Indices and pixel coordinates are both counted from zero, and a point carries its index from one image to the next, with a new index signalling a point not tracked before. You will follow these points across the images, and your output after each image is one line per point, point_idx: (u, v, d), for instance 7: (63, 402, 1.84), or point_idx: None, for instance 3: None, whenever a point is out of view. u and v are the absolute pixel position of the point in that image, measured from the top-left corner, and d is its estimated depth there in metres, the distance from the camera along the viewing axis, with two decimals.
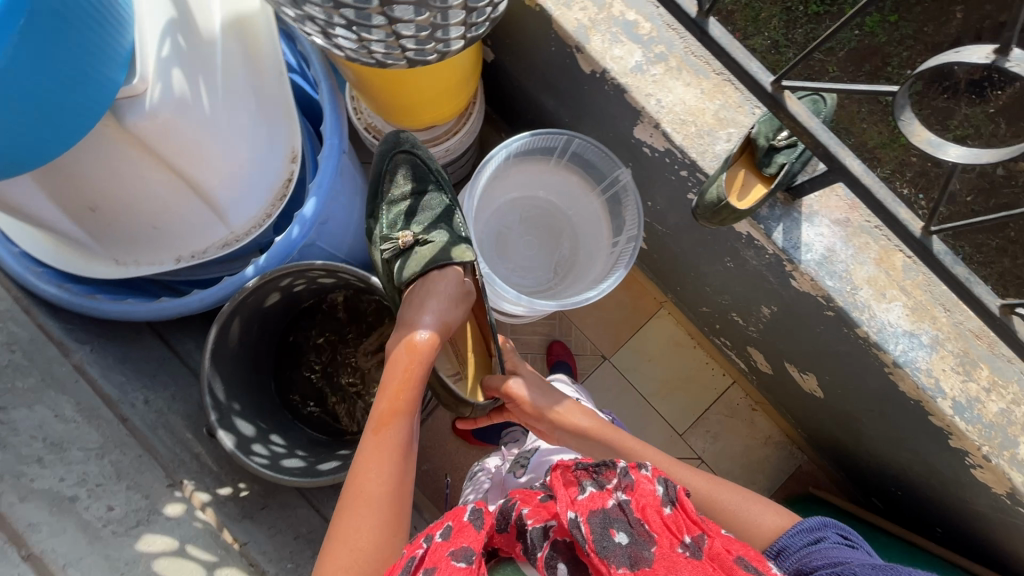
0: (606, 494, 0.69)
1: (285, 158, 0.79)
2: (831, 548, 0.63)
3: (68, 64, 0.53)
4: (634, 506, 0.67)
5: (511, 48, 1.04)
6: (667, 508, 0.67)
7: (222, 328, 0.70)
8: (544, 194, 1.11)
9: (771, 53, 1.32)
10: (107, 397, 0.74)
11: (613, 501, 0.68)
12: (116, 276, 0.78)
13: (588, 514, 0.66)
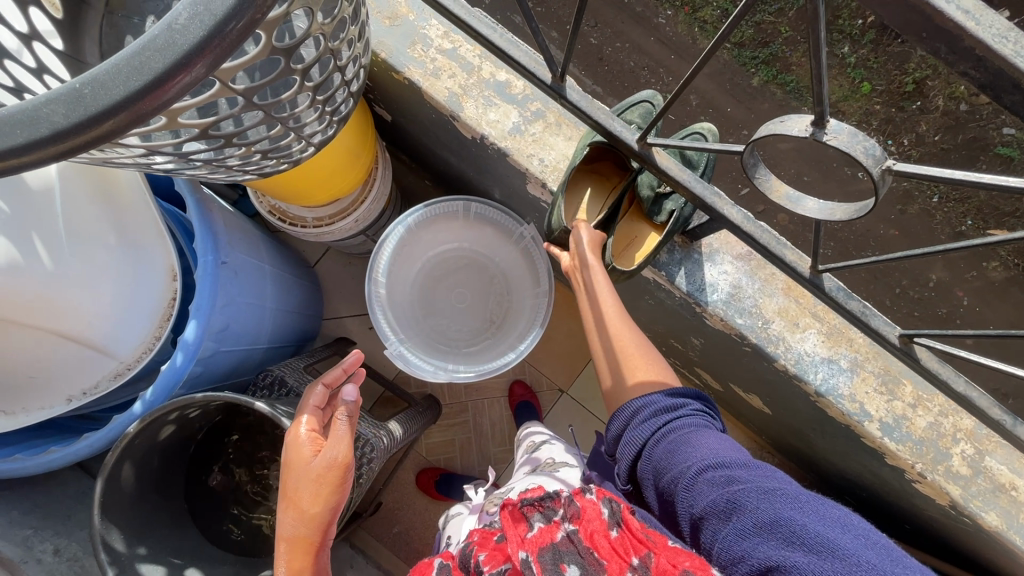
0: (555, 526, 0.52)
1: (165, 279, 0.76)
2: (691, 423, 0.63)
3: None
4: (584, 534, 0.51)
5: (401, 112, 1.01)
6: (613, 531, 0.52)
7: (111, 478, 0.67)
8: (465, 248, 1.09)
9: (722, 19, 1.50)
10: (9, 559, 0.72)
11: (562, 531, 0.52)
12: (8, 427, 0.74)
13: (539, 552, 0.49)
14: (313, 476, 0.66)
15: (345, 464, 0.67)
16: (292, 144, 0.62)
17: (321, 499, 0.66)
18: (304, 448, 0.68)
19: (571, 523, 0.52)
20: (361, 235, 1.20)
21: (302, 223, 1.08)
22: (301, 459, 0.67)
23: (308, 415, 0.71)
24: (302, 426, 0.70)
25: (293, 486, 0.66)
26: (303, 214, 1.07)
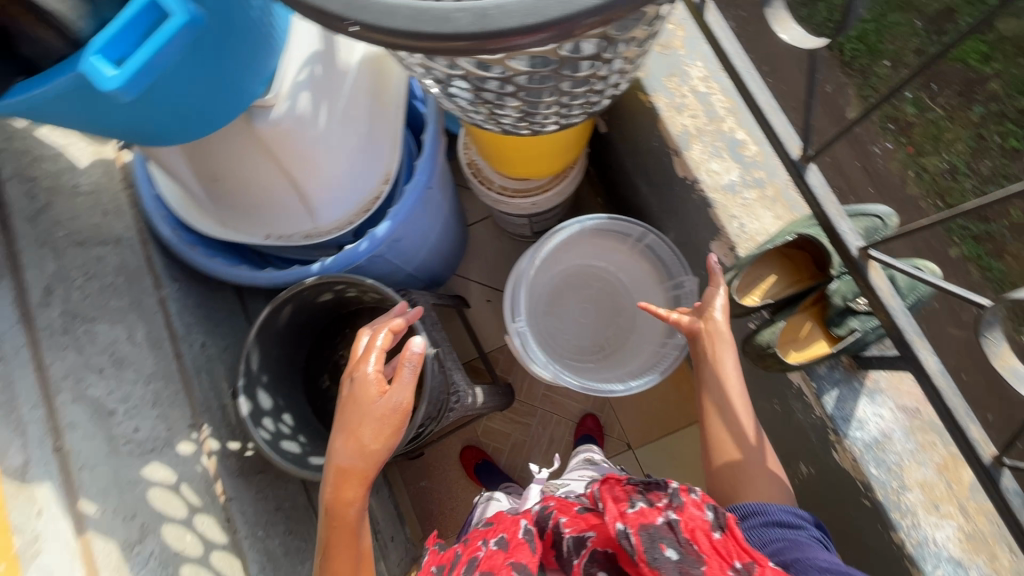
0: (657, 510, 0.51)
1: (378, 179, 0.87)
2: (807, 535, 0.61)
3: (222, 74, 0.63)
4: (686, 524, 0.50)
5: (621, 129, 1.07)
6: (716, 532, 0.49)
7: (274, 310, 0.80)
8: (609, 270, 1.11)
9: (946, 178, 1.26)
10: (173, 333, 0.85)
11: (663, 517, 0.51)
12: (216, 235, 0.89)
13: (638, 528, 0.49)
14: (377, 414, 0.73)
15: (405, 408, 0.74)
16: (546, 116, 0.68)
17: (381, 438, 0.73)
18: (368, 387, 0.74)
19: (674, 510, 0.51)
20: (527, 219, 1.27)
21: (488, 184, 1.18)
22: (367, 396, 0.73)
23: (374, 355, 0.76)
24: (369, 366, 0.75)
25: (356, 419, 0.73)
26: (494, 176, 1.16)
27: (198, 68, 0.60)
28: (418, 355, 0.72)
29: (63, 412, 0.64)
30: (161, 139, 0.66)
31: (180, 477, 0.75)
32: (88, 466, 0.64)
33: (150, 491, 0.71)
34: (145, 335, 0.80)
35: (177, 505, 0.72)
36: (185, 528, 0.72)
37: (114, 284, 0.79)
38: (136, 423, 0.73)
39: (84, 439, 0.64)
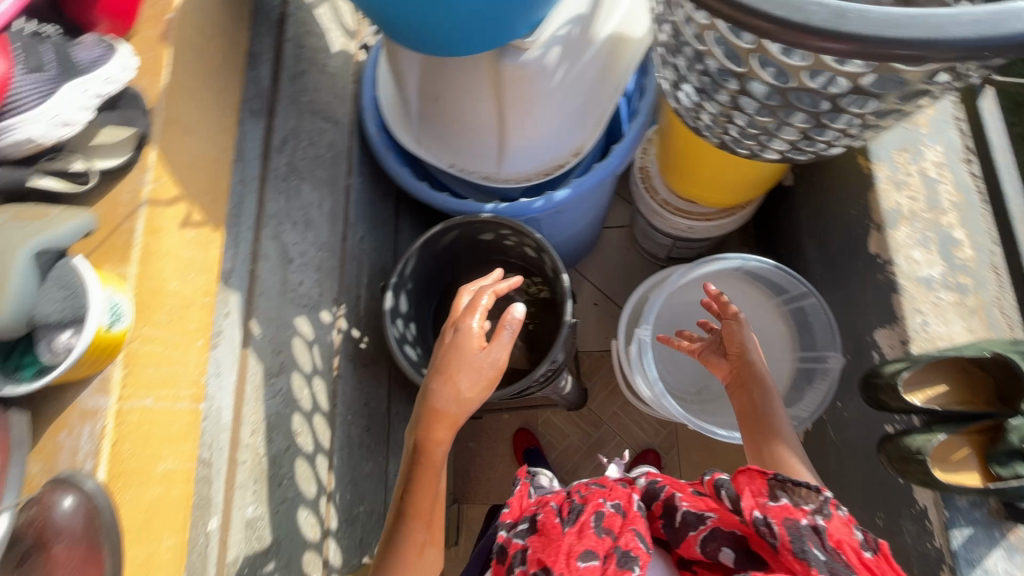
0: (802, 511, 0.51)
1: (569, 149, 0.91)
2: None
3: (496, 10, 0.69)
4: (833, 534, 0.49)
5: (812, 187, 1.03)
6: (863, 550, 0.48)
7: (442, 231, 0.86)
8: (738, 317, 1.07)
9: None
10: (347, 217, 0.94)
11: (808, 519, 0.50)
12: (408, 148, 0.97)
13: (782, 520, 0.51)
14: (476, 367, 0.71)
15: (499, 368, 0.72)
16: (779, 141, 0.65)
17: (477, 389, 0.72)
18: (470, 340, 0.72)
19: (822, 516, 0.50)
20: (672, 242, 1.26)
21: (652, 194, 1.19)
22: (465, 350, 0.72)
23: (477, 311, 0.74)
24: (472, 321, 0.73)
25: (455, 367, 0.71)
26: (661, 189, 1.17)
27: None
28: (517, 321, 0.72)
29: (263, 243, 0.71)
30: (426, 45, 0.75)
31: (315, 340, 0.81)
32: (263, 296, 0.71)
33: (295, 340, 0.77)
34: (331, 209, 0.88)
35: (305, 362, 0.79)
36: (306, 383, 0.78)
37: (326, 156, 0.87)
38: (302, 277, 0.79)
39: (271, 272, 0.72)
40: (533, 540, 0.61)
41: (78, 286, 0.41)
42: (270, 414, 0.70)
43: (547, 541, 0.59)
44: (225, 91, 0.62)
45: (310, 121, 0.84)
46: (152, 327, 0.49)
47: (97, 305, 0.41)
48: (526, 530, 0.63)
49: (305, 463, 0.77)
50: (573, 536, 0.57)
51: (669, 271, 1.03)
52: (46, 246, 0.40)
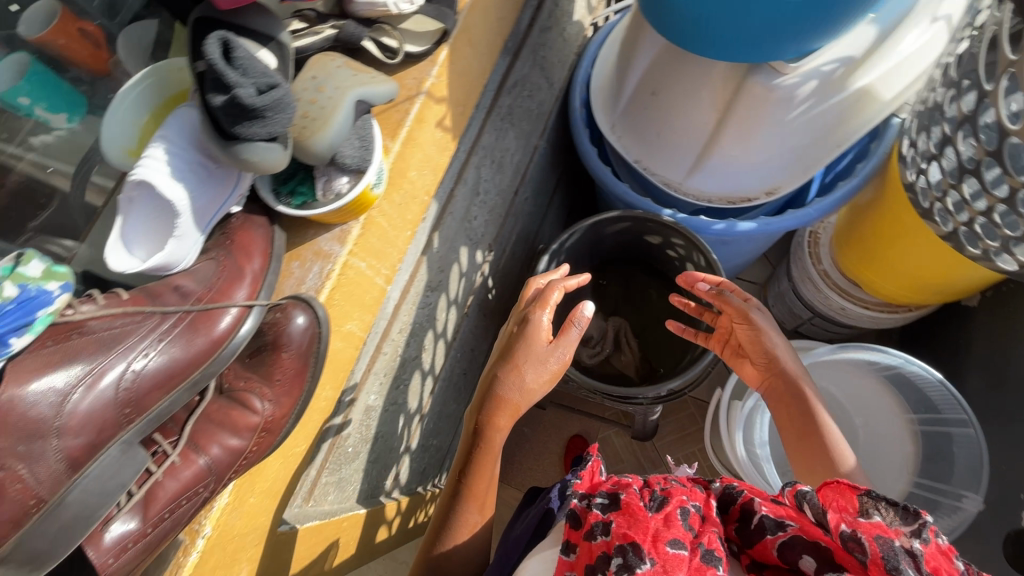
0: (899, 533, 0.37)
1: (763, 187, 0.91)
2: None
3: (773, 29, 0.67)
4: (931, 562, 0.36)
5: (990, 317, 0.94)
6: None
7: (617, 218, 0.87)
8: (851, 414, 0.97)
9: None
10: (525, 175, 0.97)
11: (908, 542, 0.37)
12: (601, 130, 0.98)
13: (873, 536, 0.37)
14: (543, 359, 0.64)
15: (563, 367, 0.65)
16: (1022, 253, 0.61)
17: (543, 383, 0.64)
18: (539, 332, 0.65)
19: (920, 540, 0.37)
20: (806, 317, 1.19)
21: (813, 260, 1.11)
22: (534, 340, 0.65)
23: (551, 301, 0.67)
24: (545, 313, 0.66)
25: (522, 357, 0.64)
26: (825, 259, 1.10)
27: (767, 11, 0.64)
28: (588, 320, 0.66)
29: (469, 168, 0.75)
30: (680, 36, 0.75)
31: (465, 273, 0.85)
32: (451, 214, 0.74)
33: (455, 265, 0.81)
34: (518, 161, 0.91)
35: (453, 289, 0.82)
36: (446, 307, 0.82)
37: (534, 113, 0.90)
38: (477, 213, 0.83)
39: (463, 195, 0.75)
40: (615, 515, 0.47)
41: (371, 139, 0.45)
42: (416, 322, 0.74)
43: (633, 518, 0.45)
44: (502, 20, 0.65)
45: (536, 74, 0.86)
46: (390, 203, 0.53)
47: (377, 159, 0.45)
48: (605, 504, 0.50)
49: (419, 378, 0.80)
50: (659, 522, 0.44)
51: (817, 344, 0.96)
52: (365, 98, 0.43)
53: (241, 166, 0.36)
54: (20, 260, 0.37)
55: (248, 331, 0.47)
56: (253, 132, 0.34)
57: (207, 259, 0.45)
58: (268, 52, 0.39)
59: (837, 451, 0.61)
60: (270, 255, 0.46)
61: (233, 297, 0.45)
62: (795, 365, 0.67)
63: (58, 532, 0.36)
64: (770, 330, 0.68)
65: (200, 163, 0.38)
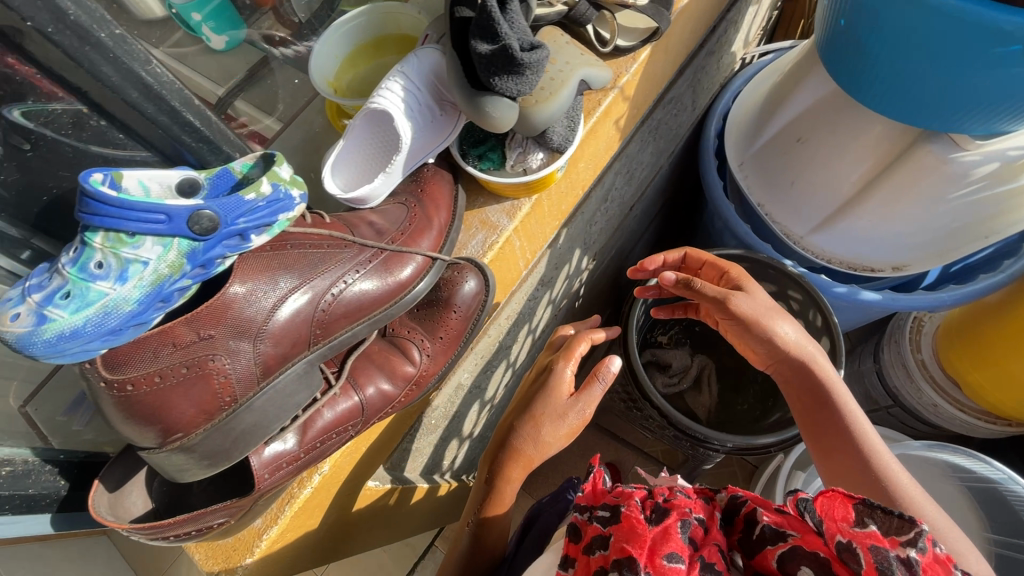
0: (896, 542, 0.36)
1: (892, 261, 0.87)
2: None
3: (970, 103, 0.62)
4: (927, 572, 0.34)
5: None
6: None
7: (734, 257, 0.84)
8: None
9: None
10: (644, 192, 0.94)
11: (904, 554, 0.35)
12: (729, 165, 0.96)
13: (868, 549, 0.36)
14: (562, 414, 0.59)
15: (584, 424, 0.61)
16: None
17: (558, 442, 0.59)
18: (562, 385, 0.60)
19: (917, 550, 0.35)
20: (885, 406, 1.12)
21: (912, 347, 1.04)
22: (556, 398, 0.59)
23: (575, 355, 0.62)
24: (568, 368, 0.61)
25: (540, 408, 0.59)
26: (927, 348, 1.02)
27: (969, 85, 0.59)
28: (614, 376, 0.60)
29: (609, 173, 0.73)
30: (856, 87, 0.71)
31: (570, 274, 0.83)
32: (580, 214, 0.73)
33: (565, 265, 0.79)
34: (644, 177, 0.89)
35: (556, 287, 0.81)
36: (546, 305, 0.80)
37: (674, 132, 0.88)
38: (598, 218, 0.82)
39: (596, 197, 0.74)
40: (614, 528, 0.44)
41: (577, 120, 0.44)
42: (521, 312, 0.72)
43: (632, 530, 0.43)
44: (691, 34, 0.63)
45: (687, 96, 0.84)
46: (557, 189, 0.52)
47: (576, 143, 0.45)
48: (607, 517, 0.47)
49: (502, 368, 0.79)
50: (657, 533, 0.42)
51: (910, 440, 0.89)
52: (587, 79, 0.42)
53: (479, 119, 0.35)
54: (275, 159, 0.38)
55: (425, 286, 0.45)
56: (506, 87, 0.34)
57: (399, 205, 0.45)
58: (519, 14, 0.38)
59: (864, 440, 0.53)
60: (453, 211, 0.47)
61: (419, 245, 0.45)
62: (794, 342, 0.58)
63: (237, 436, 0.38)
64: (756, 309, 0.58)
65: (429, 106, 0.38)
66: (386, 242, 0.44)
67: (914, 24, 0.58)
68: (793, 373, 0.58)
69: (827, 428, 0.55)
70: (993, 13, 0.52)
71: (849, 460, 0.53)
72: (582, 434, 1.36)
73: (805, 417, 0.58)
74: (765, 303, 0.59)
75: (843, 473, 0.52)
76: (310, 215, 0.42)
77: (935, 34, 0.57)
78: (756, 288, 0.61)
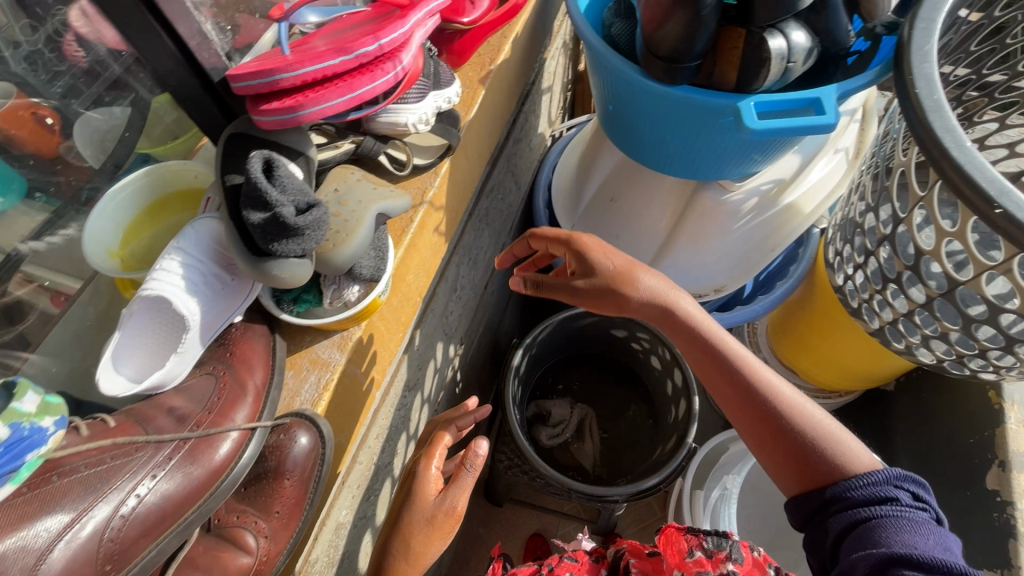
0: (716, 560, 0.55)
1: (712, 285, 0.99)
2: (906, 514, 0.44)
3: (725, 157, 0.73)
4: None
5: (912, 401, 1.02)
6: None
7: (585, 313, 0.90)
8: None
9: None
10: (493, 270, 0.99)
11: (724, 567, 0.55)
12: (563, 228, 1.04)
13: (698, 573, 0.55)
14: (431, 515, 0.58)
15: (459, 518, 0.59)
16: (928, 350, 0.72)
17: (432, 545, 0.58)
18: (428, 486, 0.61)
19: (733, 561, 0.55)
20: None
21: (753, 348, 1.18)
22: (423, 495, 0.60)
23: (438, 449, 0.63)
24: (432, 464, 0.63)
25: (408, 522, 0.58)
26: (764, 346, 1.16)
27: (718, 146, 0.70)
28: (481, 458, 0.60)
29: (450, 266, 0.75)
30: (640, 151, 0.81)
31: (438, 368, 0.83)
32: (431, 311, 0.73)
33: (430, 361, 0.78)
34: (488, 259, 0.93)
35: (427, 386, 0.79)
36: (419, 407, 0.78)
37: (504, 213, 0.95)
38: (452, 308, 0.83)
39: (443, 292, 0.75)
40: None
41: (385, 251, 0.45)
42: (392, 425, 0.69)
43: None
44: (489, 136, 0.69)
45: (507, 180, 0.91)
46: (390, 307, 0.53)
47: (389, 270, 0.46)
48: None
49: (389, 486, 0.74)
50: None
51: None
52: (385, 211, 0.44)
53: (268, 282, 0.35)
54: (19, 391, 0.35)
55: (249, 458, 0.42)
56: (288, 250, 0.34)
57: (205, 374, 0.42)
58: (297, 167, 0.39)
59: (745, 367, 0.57)
60: (270, 367, 0.43)
61: (232, 419, 0.41)
62: (656, 295, 0.60)
63: None
64: (611, 276, 0.60)
65: (217, 274, 0.36)
66: (190, 428, 0.40)
67: (655, 103, 0.67)
68: (666, 316, 0.61)
69: (708, 360, 0.59)
70: (710, 98, 0.60)
71: (739, 391, 0.56)
72: (499, 511, 1.31)
73: (690, 353, 0.60)
74: (619, 264, 0.61)
75: (737, 404, 0.56)
76: (90, 423, 0.39)
77: (673, 111, 0.66)
78: (601, 257, 0.62)
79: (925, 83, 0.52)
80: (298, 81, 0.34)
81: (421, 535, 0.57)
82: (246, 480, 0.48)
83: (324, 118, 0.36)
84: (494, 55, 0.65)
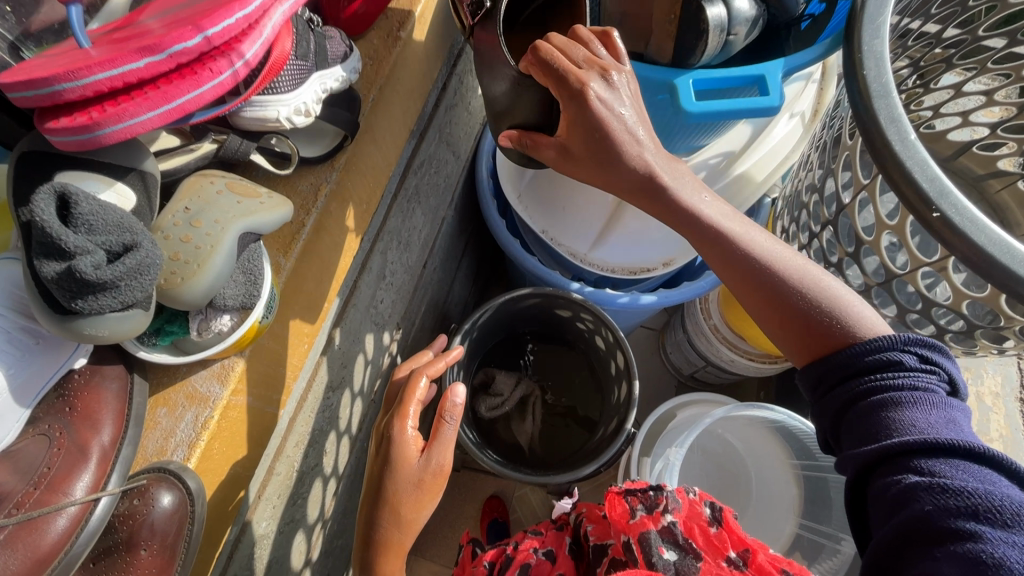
0: (656, 516, 0.49)
1: (660, 260, 0.94)
2: (915, 383, 0.35)
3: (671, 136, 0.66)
4: (685, 522, 0.49)
5: None
6: (712, 527, 0.48)
7: (526, 295, 0.86)
8: (746, 462, 0.97)
9: None
10: (433, 247, 0.92)
11: (663, 519, 0.49)
12: (507, 200, 0.96)
13: (638, 536, 0.48)
14: (416, 480, 0.50)
15: (448, 475, 0.52)
16: None
17: (422, 510, 0.50)
18: (407, 448, 0.51)
19: (673, 511, 0.50)
20: (700, 368, 1.24)
21: (705, 316, 1.15)
22: (402, 460, 0.50)
23: (412, 405, 0.53)
24: (410, 420, 0.52)
25: (388, 492, 0.49)
26: (715, 314, 1.12)
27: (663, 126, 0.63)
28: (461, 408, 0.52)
29: (374, 256, 0.69)
30: None
31: (372, 359, 0.78)
32: (356, 305, 0.68)
33: (361, 355, 0.73)
34: (425, 237, 0.86)
35: (358, 378, 0.75)
36: (350, 401, 0.74)
37: (441, 186, 0.88)
38: (383, 295, 0.77)
39: (368, 284, 0.69)
40: None
41: (258, 273, 0.40)
42: (315, 429, 0.65)
43: None
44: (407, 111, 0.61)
45: (442, 151, 0.83)
46: (282, 322, 0.47)
47: (264, 293, 0.40)
48: None
49: (321, 484, 0.71)
50: None
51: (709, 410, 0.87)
52: (252, 229, 0.38)
53: (82, 338, 0.30)
54: None
55: (86, 541, 0.36)
56: (101, 305, 0.28)
57: (37, 437, 0.37)
58: (125, 187, 0.32)
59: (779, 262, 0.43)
60: (124, 422, 0.38)
61: (68, 493, 0.36)
62: (643, 153, 0.45)
63: None
64: (610, 135, 0.43)
65: (21, 330, 0.33)
66: (8, 511, 0.34)
67: None
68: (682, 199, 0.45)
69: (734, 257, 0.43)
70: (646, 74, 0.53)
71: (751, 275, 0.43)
72: (456, 475, 1.15)
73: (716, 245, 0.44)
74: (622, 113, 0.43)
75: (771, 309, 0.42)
76: None
77: None
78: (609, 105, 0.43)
79: (875, 63, 0.47)
80: (89, 92, 0.27)
81: (410, 501, 0.50)
82: (91, 557, 0.42)
83: (137, 134, 0.29)
84: (403, 18, 0.56)
